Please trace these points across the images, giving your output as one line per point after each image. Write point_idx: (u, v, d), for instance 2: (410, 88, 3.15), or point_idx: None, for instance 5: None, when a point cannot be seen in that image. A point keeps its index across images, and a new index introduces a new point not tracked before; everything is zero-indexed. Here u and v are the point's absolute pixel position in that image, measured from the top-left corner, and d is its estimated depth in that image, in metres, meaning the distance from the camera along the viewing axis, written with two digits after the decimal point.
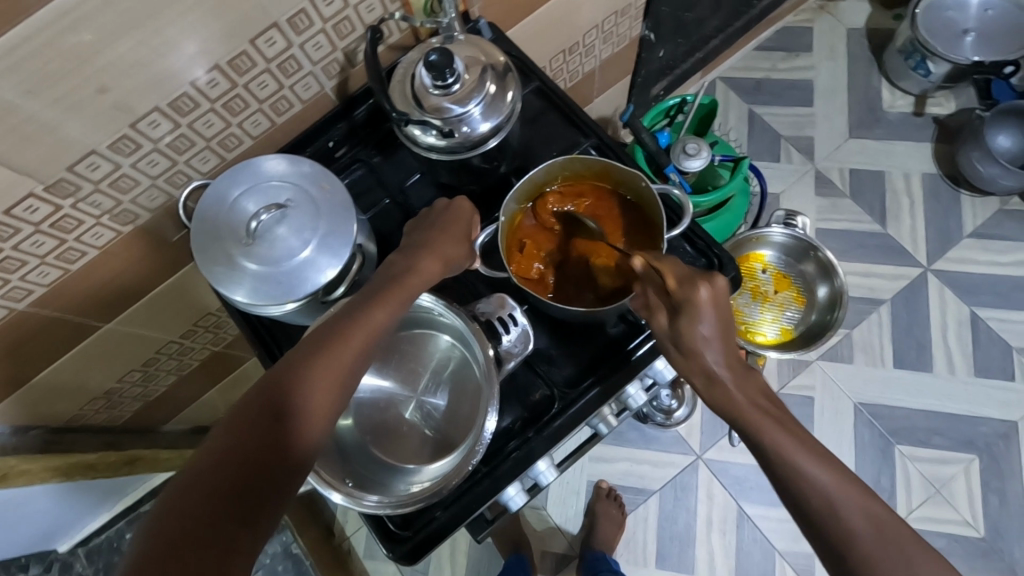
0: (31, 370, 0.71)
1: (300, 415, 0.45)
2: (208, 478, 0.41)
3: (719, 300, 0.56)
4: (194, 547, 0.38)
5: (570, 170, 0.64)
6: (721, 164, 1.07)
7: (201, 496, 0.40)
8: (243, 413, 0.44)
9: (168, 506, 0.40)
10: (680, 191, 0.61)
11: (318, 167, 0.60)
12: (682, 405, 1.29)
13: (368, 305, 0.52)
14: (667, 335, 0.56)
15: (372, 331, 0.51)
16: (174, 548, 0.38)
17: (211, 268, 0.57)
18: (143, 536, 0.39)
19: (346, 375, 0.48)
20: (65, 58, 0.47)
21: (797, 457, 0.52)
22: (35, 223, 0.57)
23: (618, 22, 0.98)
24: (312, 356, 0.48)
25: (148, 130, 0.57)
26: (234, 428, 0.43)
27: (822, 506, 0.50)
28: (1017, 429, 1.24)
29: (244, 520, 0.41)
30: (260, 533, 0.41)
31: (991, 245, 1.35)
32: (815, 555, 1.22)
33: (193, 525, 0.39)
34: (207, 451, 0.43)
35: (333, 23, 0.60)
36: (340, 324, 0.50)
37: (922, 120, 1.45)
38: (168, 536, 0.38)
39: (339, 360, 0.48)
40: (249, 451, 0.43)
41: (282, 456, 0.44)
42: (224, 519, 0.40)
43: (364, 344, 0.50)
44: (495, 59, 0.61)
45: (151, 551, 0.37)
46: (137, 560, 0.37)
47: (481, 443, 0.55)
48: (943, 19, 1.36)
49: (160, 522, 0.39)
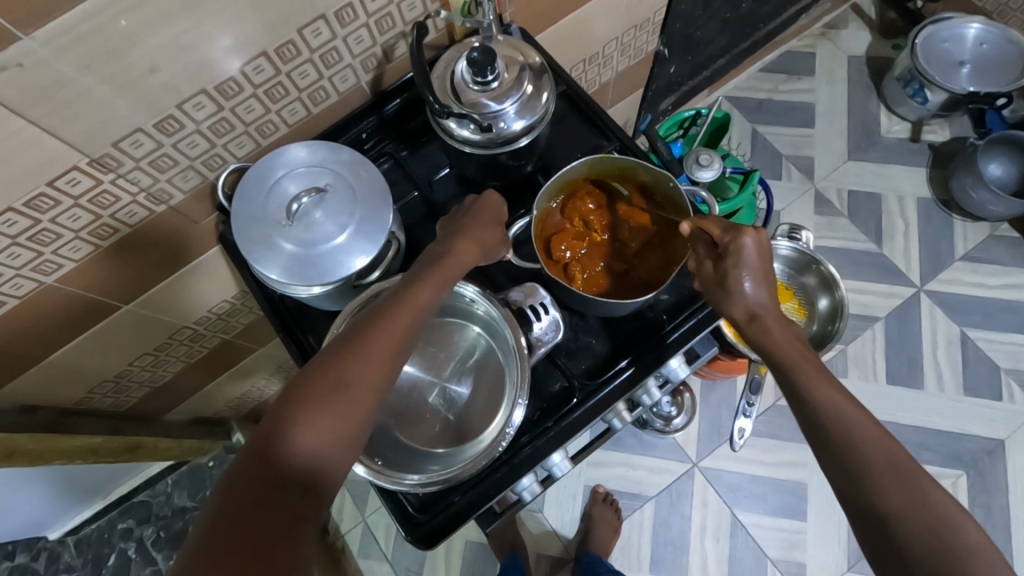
0: (50, 347, 0.71)
1: (356, 385, 0.48)
2: (274, 443, 0.44)
3: (764, 246, 0.57)
4: (265, 507, 0.40)
5: (599, 168, 0.67)
6: (731, 176, 1.12)
7: (268, 460, 0.43)
8: (302, 386, 0.47)
9: (234, 472, 0.42)
10: (705, 193, 0.66)
11: (356, 155, 0.62)
12: (681, 413, 1.33)
13: (415, 283, 0.55)
14: (714, 279, 0.59)
15: (419, 306, 0.53)
16: (248, 509, 0.40)
17: (249, 248, 0.59)
18: (216, 497, 0.41)
19: (396, 350, 0.51)
20: (123, 36, 0.49)
21: (832, 398, 0.52)
22: (74, 197, 0.57)
23: (637, 35, 1.01)
24: (365, 330, 0.51)
25: (192, 112, 0.59)
26: (294, 401, 0.46)
27: (843, 444, 0.49)
28: (1002, 447, 1.28)
29: (310, 484, 0.43)
30: (324, 495, 0.44)
31: (981, 268, 1.40)
32: (806, 565, 1.24)
33: (264, 487, 0.41)
34: (269, 420, 0.45)
35: (375, 19, 0.63)
36: (389, 303, 0.53)
37: (917, 146, 1.50)
38: (240, 495, 0.41)
39: (389, 335, 0.51)
40: (308, 420, 0.45)
41: (341, 424, 0.46)
42: (288, 483, 0.42)
43: (413, 319, 0.52)
44: (531, 60, 0.64)
45: (226, 511, 0.40)
46: (212, 519, 0.40)
47: (509, 429, 0.57)
48: (940, 50, 1.43)
49: (231, 484, 0.41)
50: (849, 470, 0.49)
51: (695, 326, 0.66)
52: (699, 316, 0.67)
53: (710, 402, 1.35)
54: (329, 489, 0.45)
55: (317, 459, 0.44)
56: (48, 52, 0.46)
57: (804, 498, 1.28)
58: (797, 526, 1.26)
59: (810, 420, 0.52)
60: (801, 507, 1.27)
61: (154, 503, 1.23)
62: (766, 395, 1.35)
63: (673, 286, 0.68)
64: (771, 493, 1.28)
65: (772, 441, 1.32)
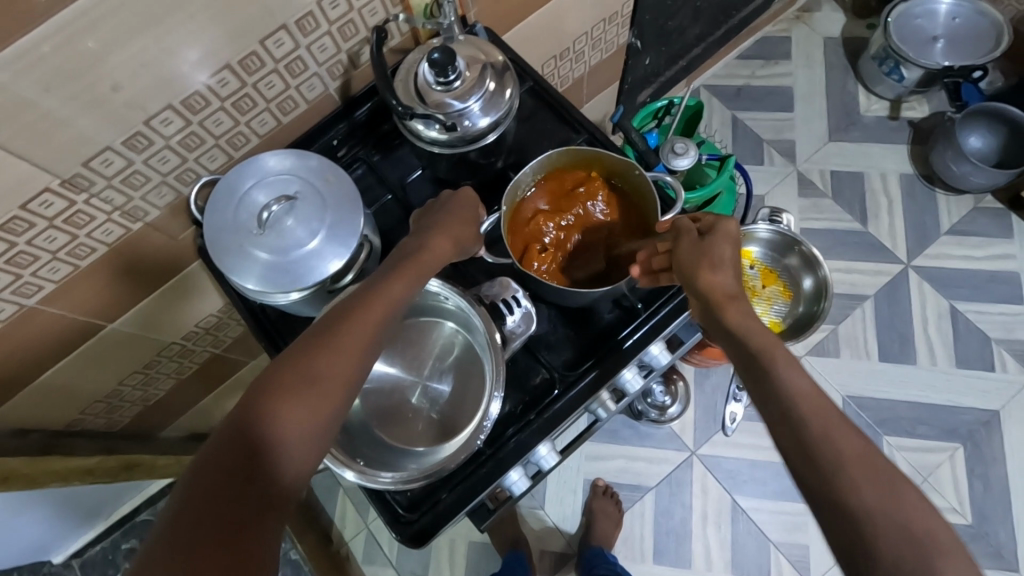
0: (37, 369, 0.71)
1: (327, 378, 0.48)
2: (244, 435, 0.44)
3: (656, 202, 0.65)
4: (232, 497, 0.41)
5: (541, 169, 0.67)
6: (708, 163, 1.13)
7: (237, 452, 0.43)
8: (273, 380, 0.47)
9: (202, 461, 0.42)
10: (672, 176, 0.65)
11: (324, 161, 0.63)
12: (675, 402, 1.34)
13: (387, 278, 0.55)
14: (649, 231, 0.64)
15: (391, 302, 0.54)
16: (215, 500, 0.41)
17: (222, 258, 0.59)
18: (183, 487, 0.42)
19: (368, 343, 0.51)
20: (86, 56, 0.49)
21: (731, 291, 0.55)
22: (48, 218, 0.58)
23: (607, 29, 1.01)
24: (336, 322, 0.51)
25: (160, 127, 0.59)
26: (264, 394, 0.46)
27: (819, 442, 0.47)
28: (998, 418, 1.28)
29: (280, 476, 0.44)
30: (296, 483, 0.45)
31: (967, 241, 1.41)
32: (809, 546, 1.24)
33: (231, 477, 0.42)
34: (240, 412, 0.46)
35: (337, 26, 0.63)
36: (359, 296, 0.54)
37: (897, 123, 1.51)
38: (207, 487, 0.41)
39: (361, 329, 0.51)
40: (275, 412, 0.46)
41: (315, 418, 0.47)
42: (257, 475, 0.43)
43: (385, 314, 0.53)
44: (494, 59, 0.65)
45: (192, 503, 0.40)
46: (178, 509, 0.40)
47: (486, 420, 0.58)
48: (914, 26, 1.44)
49: (197, 474, 0.42)
50: (823, 461, 0.46)
51: (672, 311, 0.67)
52: (674, 301, 0.67)
53: (704, 389, 1.35)
54: (300, 485, 0.46)
55: (289, 448, 0.45)
56: (10, 75, 0.47)
57: None
58: (797, 508, 1.26)
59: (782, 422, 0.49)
60: None
61: (155, 523, 1.23)
62: None
63: None
64: (770, 477, 1.29)
65: None
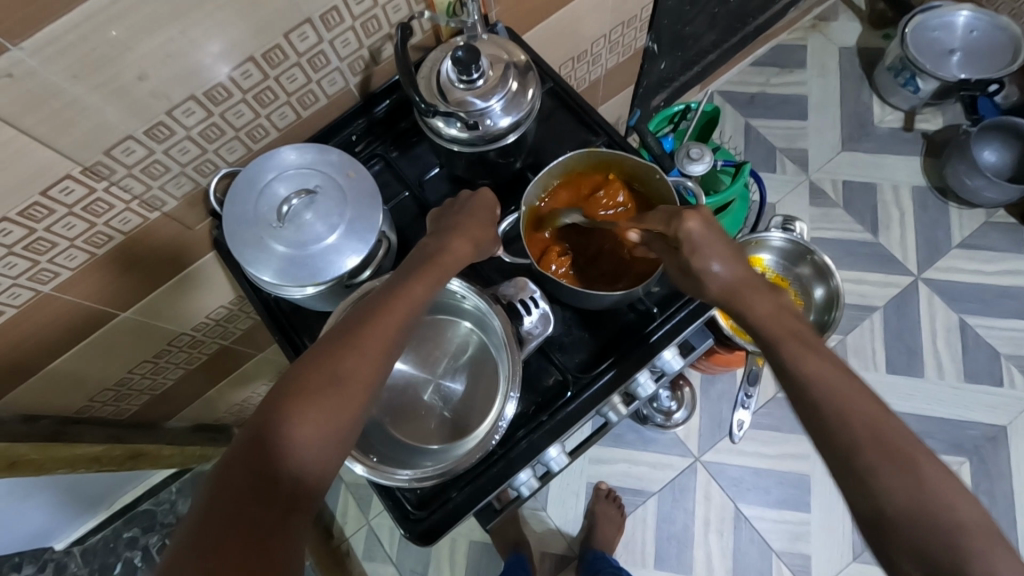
0: (49, 356, 0.71)
1: (349, 379, 0.48)
2: (268, 436, 0.44)
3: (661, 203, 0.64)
4: (257, 498, 0.41)
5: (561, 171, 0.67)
6: (722, 169, 1.14)
7: (261, 453, 0.43)
8: (295, 382, 0.47)
9: (227, 461, 0.43)
10: (692, 182, 0.67)
11: (345, 156, 0.63)
12: (681, 407, 1.33)
13: (408, 280, 0.55)
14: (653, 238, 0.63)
15: (413, 303, 0.54)
16: (240, 501, 0.41)
17: (242, 251, 0.59)
18: (209, 486, 0.42)
19: (389, 345, 0.51)
20: (113, 45, 0.49)
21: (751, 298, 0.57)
22: (68, 205, 0.58)
23: (625, 32, 1.01)
24: (359, 323, 0.51)
25: (181, 118, 0.59)
26: (287, 396, 0.46)
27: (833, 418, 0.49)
28: (1005, 433, 1.28)
29: (303, 477, 0.44)
30: (318, 485, 0.45)
31: (978, 255, 1.40)
32: (811, 557, 1.23)
33: (257, 479, 0.42)
34: (263, 412, 0.46)
35: (361, 22, 0.63)
36: (381, 298, 0.54)
37: (911, 135, 1.50)
38: (233, 488, 0.41)
39: (383, 331, 0.51)
40: (298, 413, 0.46)
41: (338, 420, 0.47)
42: (281, 477, 0.43)
43: (407, 316, 0.53)
44: (516, 59, 0.64)
45: (218, 503, 0.41)
46: (205, 510, 0.40)
47: (501, 421, 0.58)
48: (931, 38, 1.43)
49: (223, 474, 0.42)
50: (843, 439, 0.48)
51: (687, 317, 0.67)
52: (690, 307, 0.67)
53: (710, 396, 1.35)
54: (323, 486, 0.45)
55: (311, 451, 0.45)
56: (38, 61, 0.47)
57: (807, 489, 1.28)
58: (800, 518, 1.26)
59: (823, 426, 0.49)
60: (804, 498, 1.27)
61: (158, 512, 1.23)
62: (766, 388, 1.35)
63: (664, 278, 0.69)
64: (774, 486, 1.28)
65: (773, 433, 1.32)
